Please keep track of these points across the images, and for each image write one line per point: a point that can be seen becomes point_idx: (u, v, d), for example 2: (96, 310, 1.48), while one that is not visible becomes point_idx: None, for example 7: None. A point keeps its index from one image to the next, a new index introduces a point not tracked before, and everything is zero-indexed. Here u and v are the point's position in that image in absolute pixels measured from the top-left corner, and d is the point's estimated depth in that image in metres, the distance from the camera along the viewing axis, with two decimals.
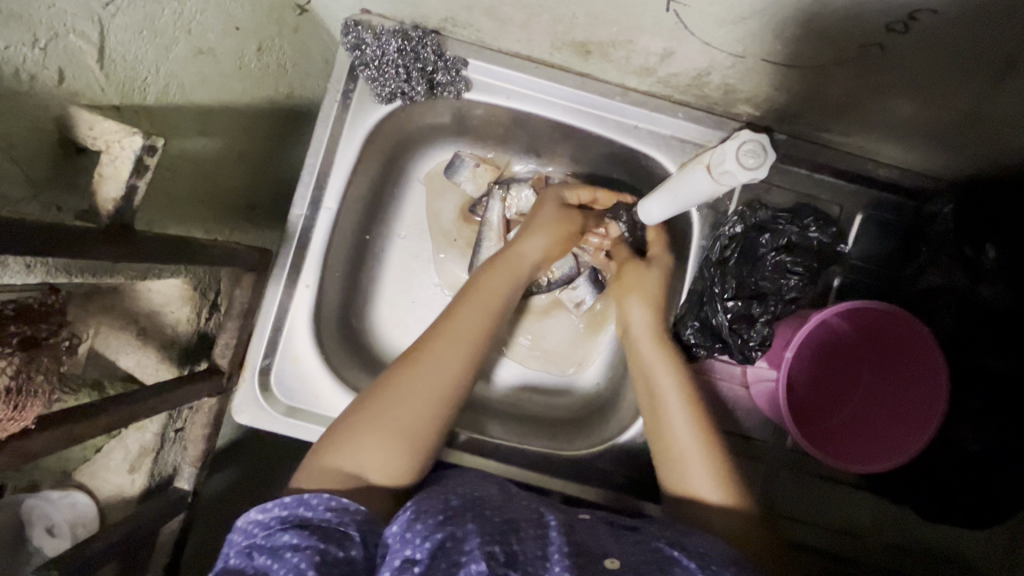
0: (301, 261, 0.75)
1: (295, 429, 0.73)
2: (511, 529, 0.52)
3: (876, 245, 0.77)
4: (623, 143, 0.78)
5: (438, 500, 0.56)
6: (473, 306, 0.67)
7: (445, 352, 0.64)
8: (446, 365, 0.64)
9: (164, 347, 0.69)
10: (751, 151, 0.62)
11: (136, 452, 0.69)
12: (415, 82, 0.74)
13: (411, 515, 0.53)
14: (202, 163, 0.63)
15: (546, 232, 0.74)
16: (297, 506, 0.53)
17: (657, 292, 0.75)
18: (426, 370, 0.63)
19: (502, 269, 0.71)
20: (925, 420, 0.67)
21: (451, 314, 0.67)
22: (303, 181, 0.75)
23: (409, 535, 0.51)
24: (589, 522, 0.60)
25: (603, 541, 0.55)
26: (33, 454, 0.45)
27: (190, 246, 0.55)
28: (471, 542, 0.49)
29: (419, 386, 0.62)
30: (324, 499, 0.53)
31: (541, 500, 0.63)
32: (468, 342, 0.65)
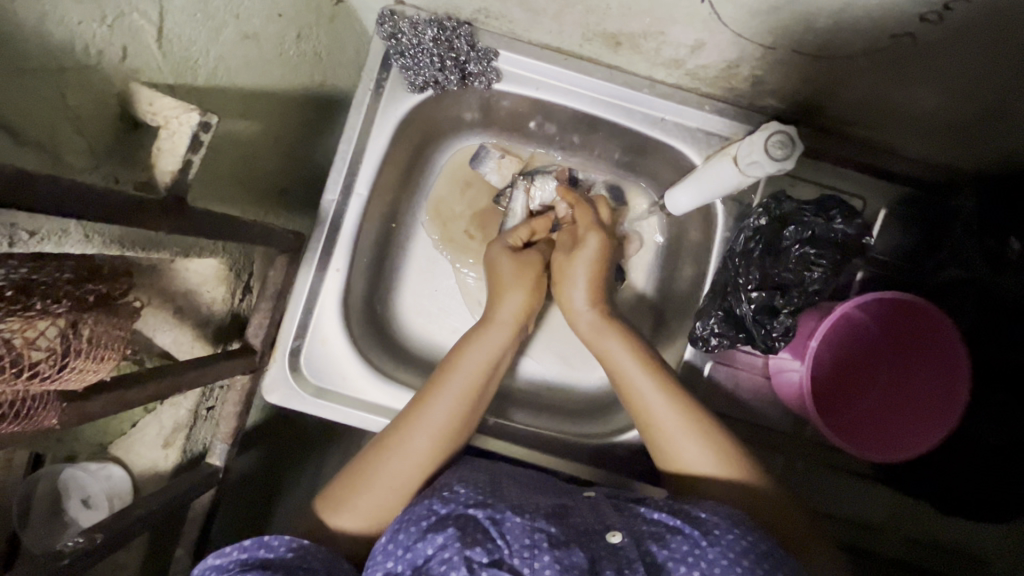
0: (332, 245, 0.77)
1: (323, 409, 0.75)
2: (494, 523, 0.54)
3: (901, 239, 0.77)
4: (650, 135, 0.79)
5: (421, 505, 0.59)
6: (445, 396, 0.69)
7: (418, 438, 0.67)
8: (419, 449, 0.67)
9: (199, 325, 0.71)
10: (780, 143, 0.64)
11: (170, 427, 0.71)
12: (447, 72, 0.75)
13: (396, 526, 0.58)
14: (243, 146, 0.65)
15: (518, 289, 0.78)
16: (258, 548, 0.56)
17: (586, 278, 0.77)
18: (399, 457, 0.66)
19: (476, 351, 0.73)
20: (941, 419, 0.69)
21: (424, 399, 0.69)
22: (335, 167, 0.76)
23: (392, 548, 0.56)
24: (602, 500, 0.61)
25: (606, 515, 0.58)
26: (90, 416, 0.46)
27: (234, 224, 0.57)
28: (450, 547, 0.51)
29: (407, 454, 0.66)
30: (285, 540, 0.57)
31: (536, 487, 0.65)
32: (442, 429, 0.68)
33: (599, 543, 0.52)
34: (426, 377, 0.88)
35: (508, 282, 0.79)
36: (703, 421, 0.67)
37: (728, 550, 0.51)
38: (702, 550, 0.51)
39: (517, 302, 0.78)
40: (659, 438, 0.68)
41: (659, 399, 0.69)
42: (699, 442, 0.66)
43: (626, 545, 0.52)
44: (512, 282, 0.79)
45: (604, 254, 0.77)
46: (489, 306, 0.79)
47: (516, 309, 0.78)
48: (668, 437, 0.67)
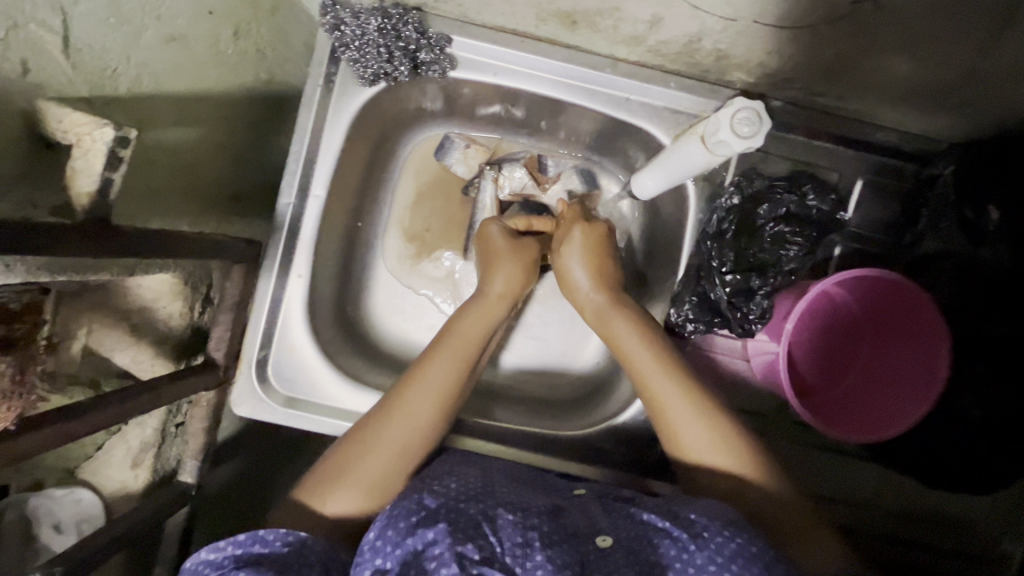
0: (291, 251, 0.74)
1: (294, 419, 0.73)
2: (486, 520, 0.52)
3: (879, 212, 0.75)
4: (614, 117, 0.76)
5: (409, 499, 0.56)
6: (446, 358, 0.68)
7: (417, 405, 0.65)
8: (422, 412, 0.65)
9: (158, 342, 0.69)
10: (747, 119, 0.62)
11: (137, 448, 0.69)
12: (396, 62, 0.71)
13: (384, 520, 0.54)
14: (181, 154, 0.62)
15: (507, 265, 0.76)
16: (251, 543, 0.54)
17: (590, 264, 0.76)
18: (403, 418, 0.65)
19: (473, 317, 0.73)
20: (932, 375, 0.66)
21: (425, 361, 0.68)
22: (289, 169, 0.73)
23: (381, 542, 0.52)
24: (584, 499, 0.61)
25: (596, 515, 0.57)
26: (20, 453, 0.46)
27: (177, 239, 0.55)
28: (441, 543, 0.50)
29: (395, 435, 0.64)
30: (279, 534, 0.54)
31: (531, 484, 0.64)
32: (440, 392, 0.67)
33: (588, 546, 0.52)
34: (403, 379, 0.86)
35: (503, 252, 0.77)
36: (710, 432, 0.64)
37: (716, 554, 0.50)
38: (690, 554, 0.50)
39: (512, 270, 0.76)
40: (658, 412, 0.67)
41: (659, 370, 0.67)
42: (701, 419, 0.65)
43: (614, 551, 0.51)
44: (501, 260, 0.77)
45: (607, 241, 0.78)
46: (483, 277, 0.78)
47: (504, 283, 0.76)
48: (677, 411, 0.66)
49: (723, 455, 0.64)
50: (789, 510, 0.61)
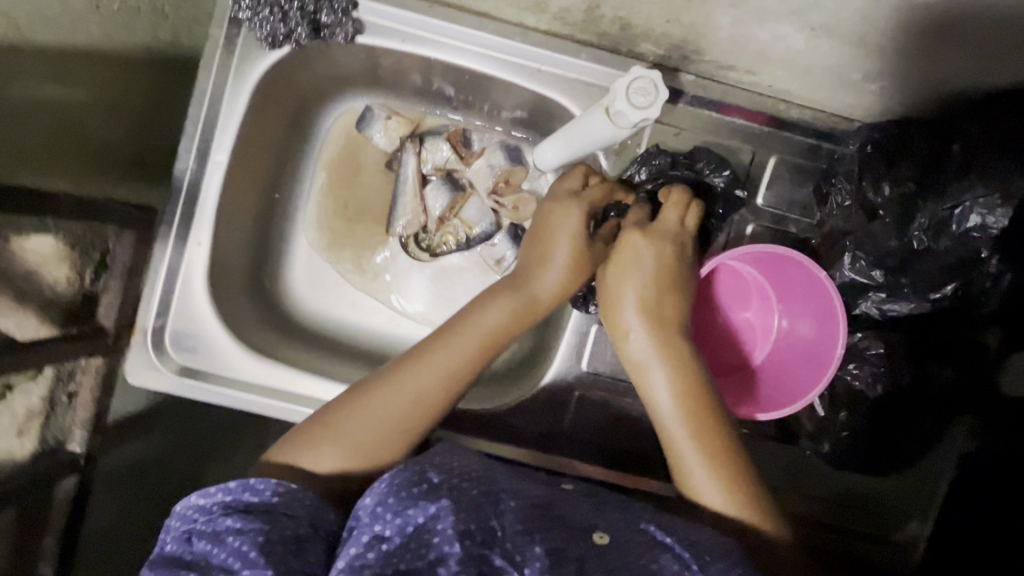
0: (191, 218, 0.72)
1: (191, 389, 0.72)
2: (487, 504, 0.52)
3: (793, 190, 0.73)
4: (527, 88, 0.74)
5: (410, 470, 0.55)
6: (469, 339, 0.64)
7: (427, 381, 0.62)
8: (433, 385, 0.62)
9: (44, 307, 0.67)
10: (642, 89, 0.61)
11: (22, 416, 0.67)
12: (294, 24, 0.69)
13: (384, 486, 0.53)
14: (62, 111, 0.61)
15: (563, 235, 0.67)
16: (242, 491, 0.53)
17: (650, 262, 0.67)
18: (415, 388, 0.62)
19: (499, 307, 0.66)
20: (822, 362, 0.67)
21: (446, 341, 0.64)
22: (187, 133, 0.71)
23: (380, 509, 0.51)
24: (574, 494, 0.60)
25: (591, 512, 0.56)
26: None
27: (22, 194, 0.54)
28: (444, 519, 0.49)
29: (401, 399, 0.61)
30: (271, 484, 0.54)
31: (526, 474, 0.63)
32: (453, 373, 0.63)
33: (586, 543, 0.51)
34: (319, 353, 0.85)
35: (571, 206, 0.68)
36: (709, 442, 0.62)
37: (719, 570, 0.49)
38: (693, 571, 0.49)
39: (561, 276, 0.67)
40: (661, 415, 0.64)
41: (675, 374, 0.64)
42: (698, 439, 0.62)
43: (614, 549, 0.51)
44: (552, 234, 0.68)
45: (682, 245, 0.68)
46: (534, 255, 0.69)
47: (555, 277, 0.67)
48: (676, 424, 0.63)
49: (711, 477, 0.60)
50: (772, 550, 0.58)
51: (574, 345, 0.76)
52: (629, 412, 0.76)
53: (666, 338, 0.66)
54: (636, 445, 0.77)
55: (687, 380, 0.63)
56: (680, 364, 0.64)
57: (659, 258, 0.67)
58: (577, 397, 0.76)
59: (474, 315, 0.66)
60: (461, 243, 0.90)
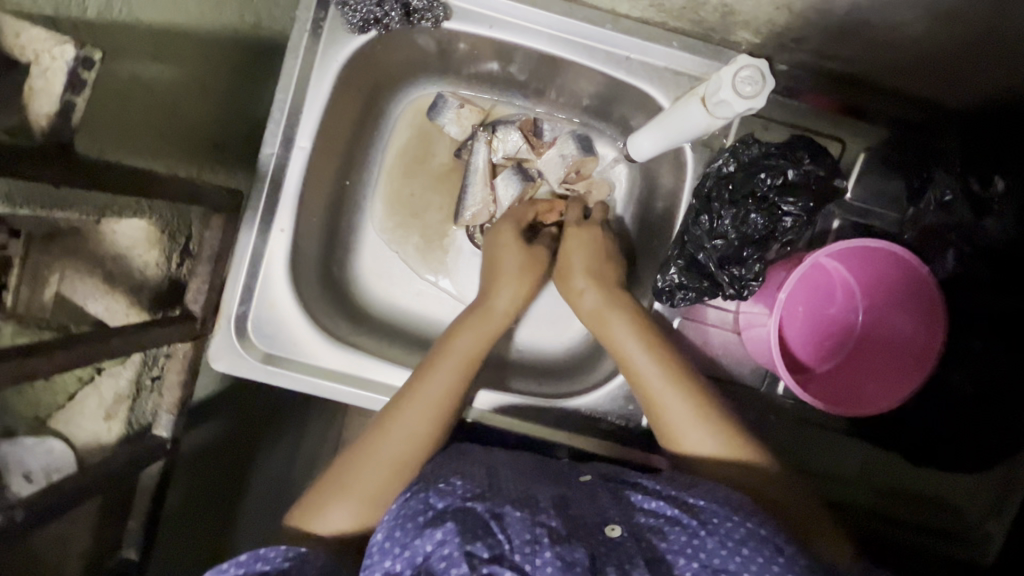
0: (275, 203, 0.71)
1: (272, 376, 0.72)
2: (494, 517, 0.51)
3: (881, 185, 0.72)
4: (614, 76, 0.73)
5: (416, 498, 0.55)
6: (443, 370, 0.68)
7: (411, 420, 0.66)
8: (424, 411, 0.66)
9: (132, 291, 0.67)
10: (749, 79, 0.60)
11: (111, 399, 0.68)
12: (388, 8, 0.69)
13: (391, 521, 0.54)
14: (160, 92, 0.60)
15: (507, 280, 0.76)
16: (253, 562, 0.53)
17: (593, 258, 0.76)
18: (411, 414, 0.66)
19: (468, 329, 0.72)
20: (923, 356, 0.66)
21: (422, 374, 0.68)
22: (273, 118, 0.70)
23: (388, 544, 0.52)
24: (592, 483, 0.60)
25: (603, 501, 0.57)
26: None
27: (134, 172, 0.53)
28: (450, 543, 0.49)
29: (399, 432, 0.65)
30: (281, 550, 0.54)
31: (536, 474, 0.63)
32: (437, 404, 0.67)
33: (597, 535, 0.51)
34: (389, 341, 0.85)
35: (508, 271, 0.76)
36: (705, 406, 0.65)
37: (726, 539, 0.50)
38: (700, 539, 0.50)
39: (512, 288, 0.76)
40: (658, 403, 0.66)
41: (658, 362, 0.67)
42: (687, 404, 0.64)
43: (626, 540, 0.51)
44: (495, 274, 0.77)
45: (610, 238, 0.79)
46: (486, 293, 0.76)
47: (508, 298, 0.75)
48: (658, 387, 0.66)
49: (706, 436, 0.63)
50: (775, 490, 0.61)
51: None
52: None
53: (647, 330, 0.69)
54: None
55: (669, 357, 0.67)
56: (650, 341, 0.68)
57: (603, 244, 0.77)
58: None
59: (442, 342, 0.71)
60: None
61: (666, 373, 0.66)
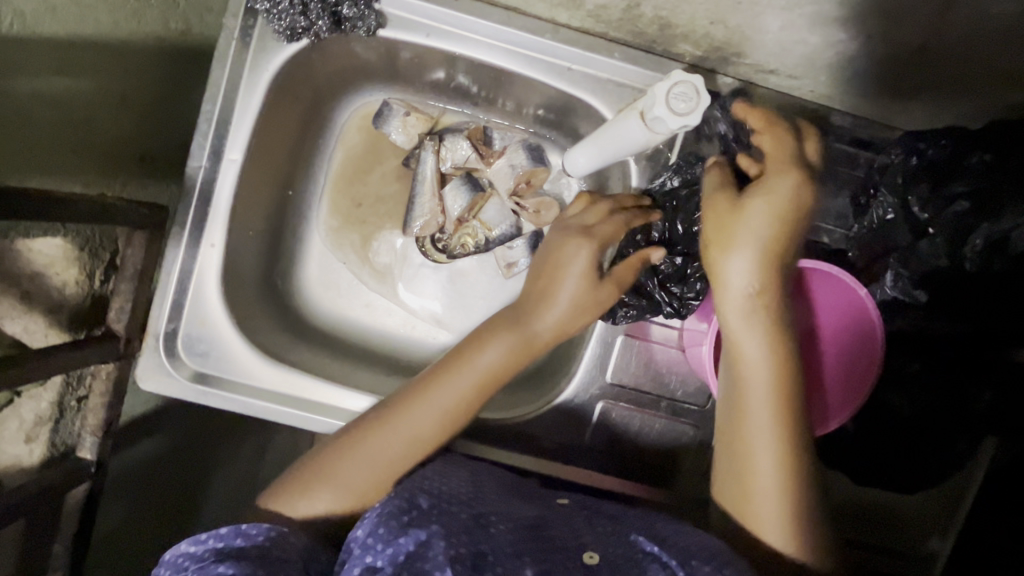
0: (204, 217, 0.69)
1: (204, 396, 0.70)
2: (478, 527, 0.52)
3: (832, 200, 0.71)
4: (556, 88, 0.71)
5: (400, 497, 0.55)
6: (464, 381, 0.62)
7: (422, 420, 0.61)
8: (437, 415, 0.61)
9: (52, 311, 0.65)
10: (683, 95, 0.58)
11: (32, 422, 0.66)
12: (314, 16, 0.66)
13: (374, 517, 0.53)
14: (68, 107, 0.58)
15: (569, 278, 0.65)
16: (234, 537, 0.51)
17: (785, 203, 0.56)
18: (420, 416, 0.61)
19: (501, 340, 0.64)
20: (857, 386, 0.64)
21: (440, 377, 0.62)
22: (200, 129, 0.68)
23: (371, 541, 0.51)
24: (570, 509, 0.60)
25: (579, 527, 0.56)
26: None
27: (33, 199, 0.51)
28: (435, 544, 0.49)
29: (405, 430, 0.61)
30: (263, 528, 0.52)
31: (518, 490, 0.62)
32: (453, 412, 0.62)
33: (573, 561, 0.50)
34: (333, 356, 0.82)
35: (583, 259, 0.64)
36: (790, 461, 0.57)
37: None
38: None
39: (573, 294, 0.64)
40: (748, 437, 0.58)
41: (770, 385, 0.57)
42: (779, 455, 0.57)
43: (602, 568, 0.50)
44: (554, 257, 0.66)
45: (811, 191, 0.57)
46: (546, 276, 0.66)
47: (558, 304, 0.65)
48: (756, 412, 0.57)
49: (774, 498, 0.57)
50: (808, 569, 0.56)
51: (599, 355, 0.74)
52: (650, 425, 0.74)
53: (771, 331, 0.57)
54: (661, 459, 0.74)
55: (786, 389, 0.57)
56: (784, 360, 0.57)
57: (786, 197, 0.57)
58: (600, 409, 0.74)
59: (472, 346, 0.64)
60: (479, 245, 0.85)
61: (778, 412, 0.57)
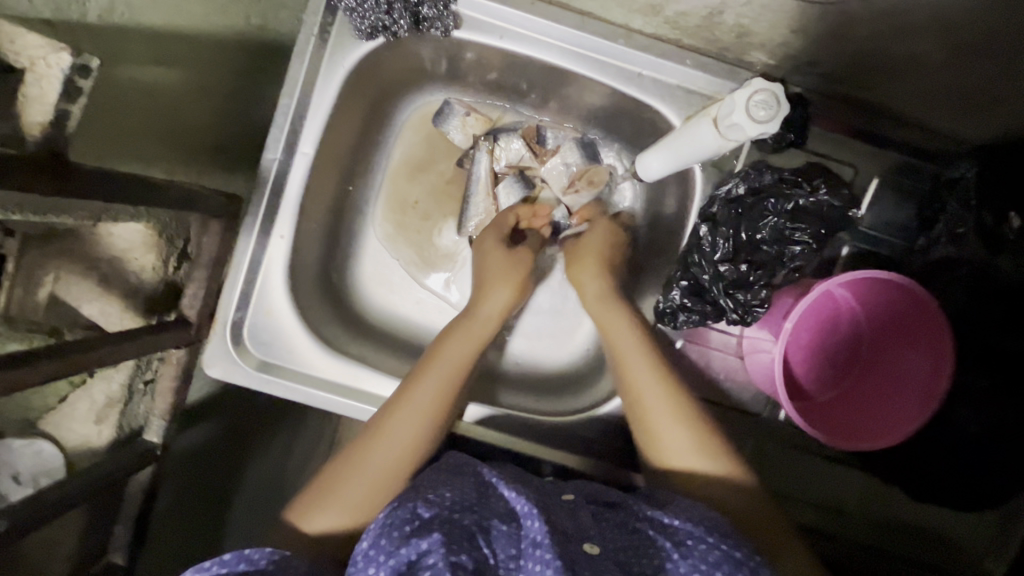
0: (276, 208, 0.70)
1: (267, 384, 0.71)
2: (479, 531, 0.48)
3: (896, 210, 0.71)
4: (625, 92, 0.72)
5: (403, 506, 0.51)
6: (431, 381, 0.65)
7: (402, 428, 0.63)
8: (419, 413, 0.63)
9: (128, 295, 0.66)
10: (763, 102, 0.58)
11: (102, 403, 0.67)
12: (397, 15, 0.67)
13: (377, 528, 0.50)
14: (161, 96, 0.60)
15: (499, 284, 0.74)
16: (237, 563, 0.50)
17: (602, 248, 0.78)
18: (401, 421, 0.63)
19: (457, 341, 0.69)
20: (925, 401, 0.64)
21: (413, 382, 0.65)
22: (276, 123, 0.69)
23: (374, 552, 0.48)
24: (574, 502, 0.55)
25: (584, 520, 0.52)
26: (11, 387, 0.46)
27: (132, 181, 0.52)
28: (434, 553, 0.45)
29: (393, 437, 0.62)
30: (266, 552, 0.51)
31: (521, 484, 0.58)
32: (432, 410, 0.64)
33: (576, 550, 0.47)
34: (385, 351, 0.83)
35: (493, 272, 0.75)
36: (694, 419, 0.63)
37: (700, 561, 0.47)
38: (673, 563, 0.47)
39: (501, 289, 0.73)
40: (652, 420, 0.63)
41: (655, 377, 0.65)
42: (673, 412, 0.63)
43: (604, 559, 0.47)
44: (493, 278, 0.74)
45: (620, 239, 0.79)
46: (473, 299, 0.74)
47: (499, 305, 0.73)
48: (652, 399, 0.64)
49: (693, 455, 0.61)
50: (750, 513, 0.59)
51: None
52: None
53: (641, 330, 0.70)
54: None
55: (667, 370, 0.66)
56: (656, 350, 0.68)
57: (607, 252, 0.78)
58: None
59: (434, 350, 0.68)
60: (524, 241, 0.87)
61: (665, 385, 0.64)
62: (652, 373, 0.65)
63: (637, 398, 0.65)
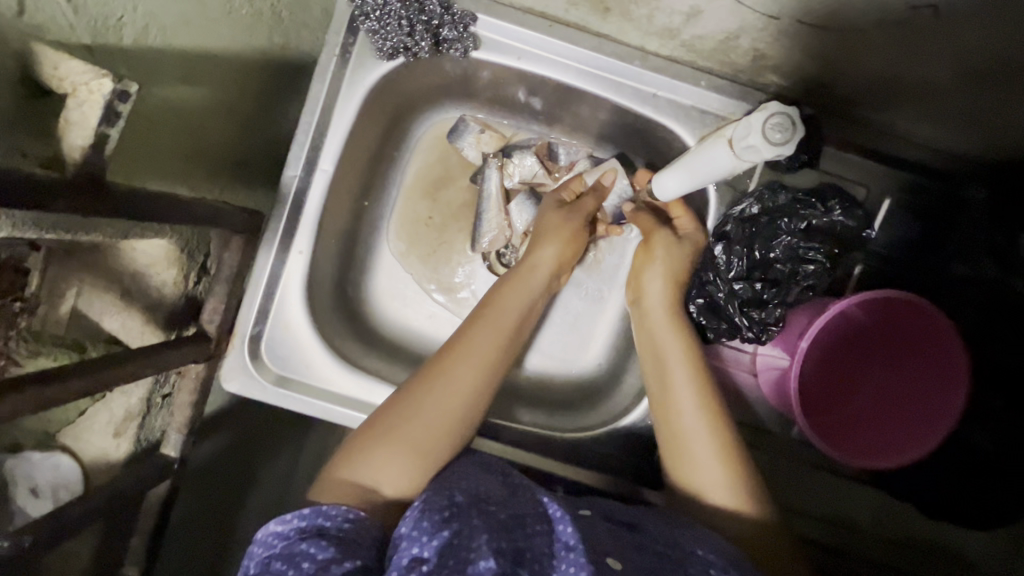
0: (295, 224, 0.71)
1: (284, 399, 0.71)
2: (516, 524, 0.49)
3: (903, 229, 0.72)
4: (640, 112, 0.73)
5: (438, 494, 0.51)
6: (487, 330, 0.64)
7: (464, 370, 0.61)
8: (479, 358, 0.62)
9: (149, 309, 0.67)
10: (779, 125, 0.58)
11: (121, 416, 0.68)
12: (418, 37, 0.69)
13: (416, 511, 0.49)
14: (188, 115, 0.61)
15: (557, 240, 0.72)
16: (315, 517, 0.49)
17: (680, 266, 0.71)
18: (463, 363, 0.61)
19: (514, 292, 0.69)
20: (940, 418, 0.65)
21: (468, 331, 0.64)
22: (297, 140, 0.70)
23: (415, 533, 0.46)
24: (593, 518, 0.55)
25: (603, 536, 0.52)
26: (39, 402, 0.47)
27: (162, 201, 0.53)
28: (478, 537, 0.46)
29: (454, 382, 0.60)
30: (343, 510, 0.50)
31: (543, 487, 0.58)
32: (491, 355, 0.63)
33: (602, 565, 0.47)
34: (400, 365, 0.83)
35: (551, 227, 0.73)
36: (724, 438, 0.62)
37: None
38: None
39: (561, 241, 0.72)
40: (679, 427, 0.64)
41: (690, 385, 0.65)
42: (706, 428, 0.63)
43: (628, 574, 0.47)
44: (549, 233, 0.73)
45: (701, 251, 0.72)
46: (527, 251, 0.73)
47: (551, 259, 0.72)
48: (684, 405, 0.64)
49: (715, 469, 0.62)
50: (762, 541, 0.59)
51: None
52: None
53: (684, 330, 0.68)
54: None
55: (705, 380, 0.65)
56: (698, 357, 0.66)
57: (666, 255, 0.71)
58: None
59: (489, 300, 0.68)
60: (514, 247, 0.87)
61: (701, 396, 0.64)
62: (689, 381, 0.65)
63: (666, 400, 0.65)
